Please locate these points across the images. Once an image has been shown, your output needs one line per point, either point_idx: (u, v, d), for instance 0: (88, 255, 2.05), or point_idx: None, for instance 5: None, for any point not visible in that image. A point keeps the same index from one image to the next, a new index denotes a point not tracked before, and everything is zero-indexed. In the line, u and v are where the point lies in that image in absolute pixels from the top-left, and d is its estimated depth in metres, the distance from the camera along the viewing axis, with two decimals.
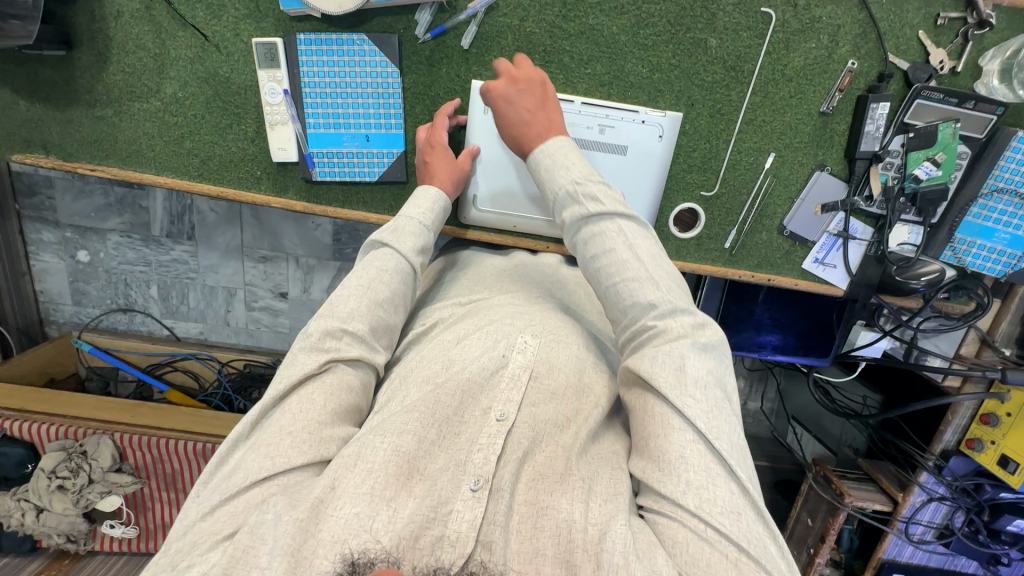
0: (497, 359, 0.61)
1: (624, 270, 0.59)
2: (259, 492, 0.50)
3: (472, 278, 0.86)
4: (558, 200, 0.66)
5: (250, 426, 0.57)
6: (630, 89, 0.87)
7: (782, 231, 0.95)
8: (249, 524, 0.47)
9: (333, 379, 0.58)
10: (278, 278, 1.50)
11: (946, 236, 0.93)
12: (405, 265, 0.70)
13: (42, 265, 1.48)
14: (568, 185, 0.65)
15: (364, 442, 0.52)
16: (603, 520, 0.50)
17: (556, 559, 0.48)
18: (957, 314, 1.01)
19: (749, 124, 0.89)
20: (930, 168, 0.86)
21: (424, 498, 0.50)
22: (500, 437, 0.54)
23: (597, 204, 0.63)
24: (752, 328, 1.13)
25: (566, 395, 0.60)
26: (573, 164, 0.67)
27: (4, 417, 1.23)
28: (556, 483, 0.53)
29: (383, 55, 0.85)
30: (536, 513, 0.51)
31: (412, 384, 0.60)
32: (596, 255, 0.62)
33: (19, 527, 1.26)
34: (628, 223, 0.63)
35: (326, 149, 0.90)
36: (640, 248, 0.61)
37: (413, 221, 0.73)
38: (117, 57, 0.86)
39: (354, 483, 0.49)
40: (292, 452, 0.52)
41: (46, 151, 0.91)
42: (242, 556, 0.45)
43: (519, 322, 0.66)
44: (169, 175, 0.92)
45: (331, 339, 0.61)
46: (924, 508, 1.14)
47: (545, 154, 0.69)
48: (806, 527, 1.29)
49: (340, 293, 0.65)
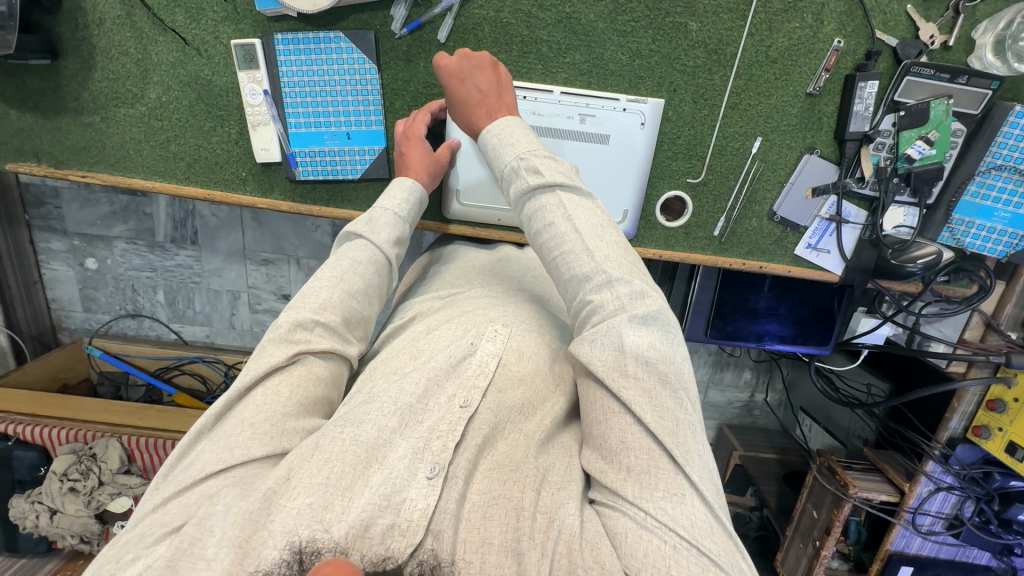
0: (465, 347, 0.62)
1: (561, 243, 0.58)
2: (214, 484, 0.51)
3: (455, 272, 0.85)
4: (503, 177, 0.65)
5: (213, 419, 0.57)
6: (610, 77, 0.86)
7: (773, 217, 0.93)
8: (198, 517, 0.48)
9: (301, 371, 0.59)
10: (280, 280, 1.51)
11: (943, 217, 0.91)
12: (379, 256, 0.70)
13: (53, 273, 1.51)
14: (512, 161, 0.64)
15: (323, 434, 0.53)
16: (552, 508, 0.51)
17: (502, 547, 0.48)
18: (958, 298, 0.97)
19: (734, 108, 0.88)
20: (923, 147, 0.83)
21: (378, 487, 0.50)
22: (461, 424, 0.55)
23: (537, 176, 0.61)
24: (747, 317, 1.10)
25: (533, 381, 0.62)
26: (517, 140, 0.65)
27: (14, 421, 1.25)
28: (511, 472, 0.53)
29: (360, 52, 0.86)
30: (487, 502, 0.51)
31: (379, 375, 0.61)
32: (536, 229, 0.61)
33: (34, 529, 1.28)
34: (568, 194, 0.61)
35: (307, 149, 0.90)
36: (579, 220, 0.59)
37: (388, 212, 0.74)
38: (102, 64, 0.88)
39: (310, 474, 0.50)
40: (252, 443, 0.53)
41: (38, 159, 0.93)
42: (187, 548, 0.46)
43: (492, 313, 0.68)
44: (157, 179, 0.93)
45: (302, 330, 0.61)
46: (931, 498, 1.11)
47: (492, 131, 0.67)
48: (812, 519, 1.26)
49: (312, 286, 0.65)
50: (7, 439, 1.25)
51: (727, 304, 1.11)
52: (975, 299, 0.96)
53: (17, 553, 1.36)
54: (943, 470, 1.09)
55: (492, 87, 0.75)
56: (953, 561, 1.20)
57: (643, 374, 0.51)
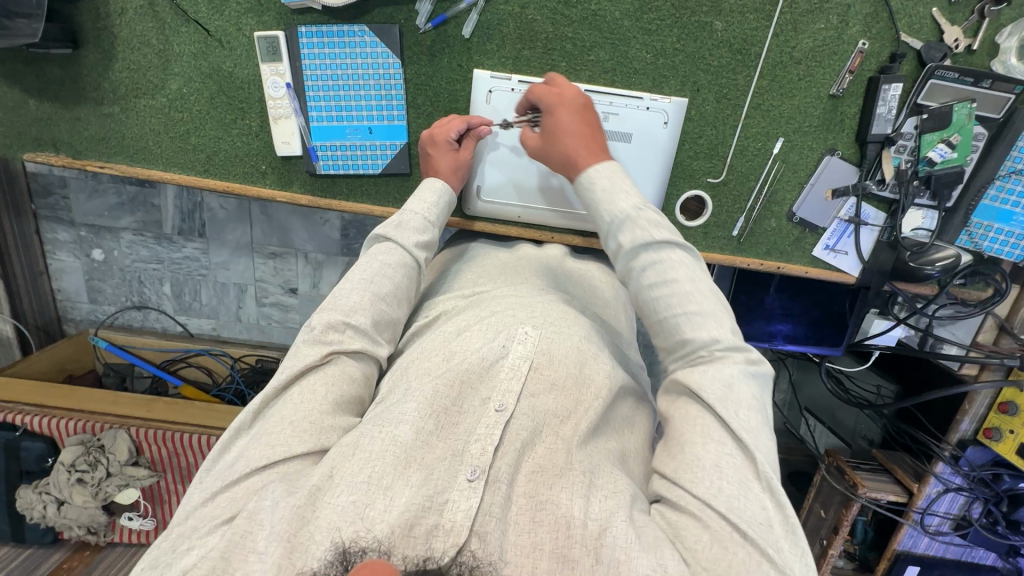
0: (497, 350, 0.62)
1: (688, 302, 0.61)
2: (260, 479, 0.52)
3: (476, 271, 0.85)
4: (615, 224, 0.68)
5: (252, 416, 0.58)
6: (633, 75, 0.86)
7: (792, 218, 0.93)
8: (248, 511, 0.50)
9: (335, 371, 0.60)
10: (288, 274, 1.51)
11: (961, 220, 0.90)
12: (407, 259, 0.70)
13: (60, 264, 1.51)
14: (629, 209, 0.67)
15: (362, 433, 0.54)
16: (604, 516, 0.52)
17: (553, 555, 0.50)
18: (974, 301, 0.97)
19: (756, 109, 0.88)
20: (944, 151, 0.83)
21: (421, 487, 0.52)
22: (498, 428, 0.56)
23: (659, 231, 0.66)
24: (763, 319, 1.12)
25: (566, 386, 0.62)
26: (628, 188, 0.69)
27: (22, 411, 1.26)
28: (557, 477, 0.55)
29: (384, 47, 0.85)
30: (534, 506, 0.53)
31: (413, 375, 0.62)
32: (654, 283, 0.64)
33: (42, 519, 1.29)
34: (684, 254, 0.65)
35: (328, 142, 0.89)
36: (703, 281, 0.63)
37: (417, 216, 0.74)
38: (122, 54, 0.87)
39: (352, 471, 0.51)
40: (293, 441, 0.54)
41: (56, 149, 0.93)
42: (240, 540, 0.48)
43: (523, 314, 0.67)
44: (176, 170, 0.93)
45: (334, 332, 0.62)
46: (940, 499, 1.12)
47: (602, 174, 0.70)
48: (819, 519, 1.28)
49: (341, 287, 0.66)
50: (15, 430, 1.26)
51: (742, 302, 1.13)
52: (990, 303, 0.96)
53: (24, 542, 1.36)
54: (952, 471, 1.10)
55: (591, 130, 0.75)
56: (960, 562, 1.21)
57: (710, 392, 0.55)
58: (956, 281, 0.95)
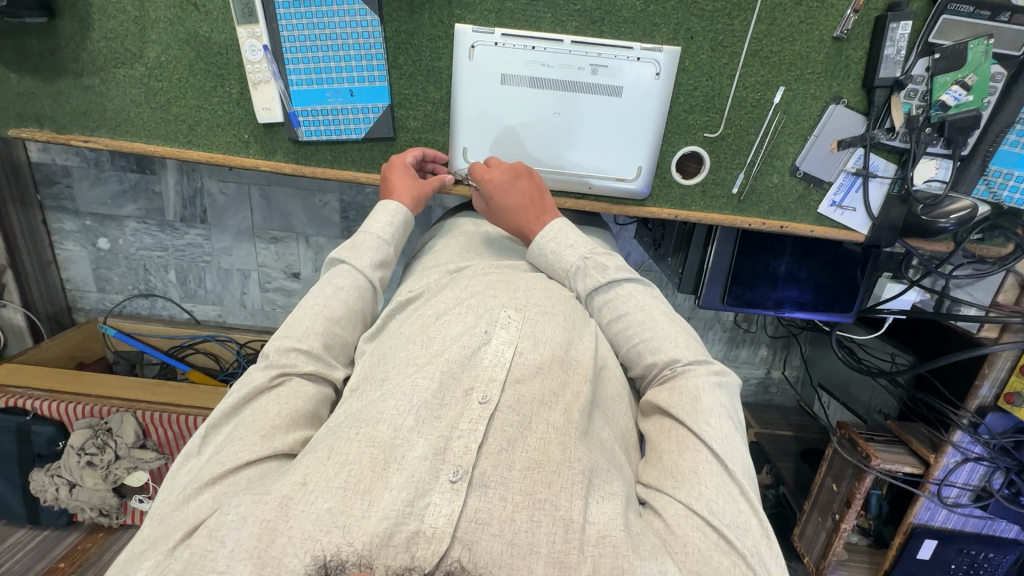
0: (479, 336, 0.60)
1: (642, 331, 0.66)
2: (214, 500, 0.51)
3: (461, 242, 0.85)
4: (570, 277, 0.72)
5: (200, 440, 0.58)
6: (623, 24, 0.82)
7: (795, 172, 0.89)
8: (207, 528, 0.47)
9: (288, 390, 0.61)
10: (290, 259, 1.51)
11: (978, 169, 0.85)
12: (361, 280, 0.73)
13: (67, 254, 1.53)
14: (577, 261, 0.72)
15: (339, 437, 0.53)
16: (601, 521, 0.50)
17: (548, 558, 0.47)
18: (992, 258, 0.92)
19: (755, 56, 0.83)
20: (959, 93, 0.77)
21: (401, 490, 0.49)
22: (482, 423, 0.54)
23: (607, 273, 0.70)
24: (767, 283, 1.07)
25: (552, 369, 0.59)
26: (575, 241, 0.73)
27: (34, 397, 1.28)
28: (553, 473, 0.51)
29: (362, 3, 0.82)
30: (532, 504, 0.50)
31: (390, 365, 0.61)
32: (611, 320, 0.69)
33: (54, 503, 1.29)
34: (634, 286, 0.70)
35: (310, 107, 0.87)
36: (655, 306, 0.68)
37: (371, 237, 0.76)
38: (99, 23, 0.86)
39: (326, 477, 0.50)
40: (244, 452, 0.54)
41: (40, 124, 0.91)
42: (198, 560, 0.45)
43: (506, 296, 0.66)
44: (159, 143, 0.91)
45: (287, 356, 0.64)
46: (959, 469, 1.06)
47: (548, 237, 0.74)
48: (831, 492, 1.24)
49: (296, 314, 0.68)
50: (24, 415, 1.27)
51: (745, 270, 1.07)
52: (1011, 259, 0.90)
53: (40, 525, 1.37)
54: (971, 440, 1.04)
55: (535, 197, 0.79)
56: (982, 536, 1.15)
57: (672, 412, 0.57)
58: (974, 236, 0.90)
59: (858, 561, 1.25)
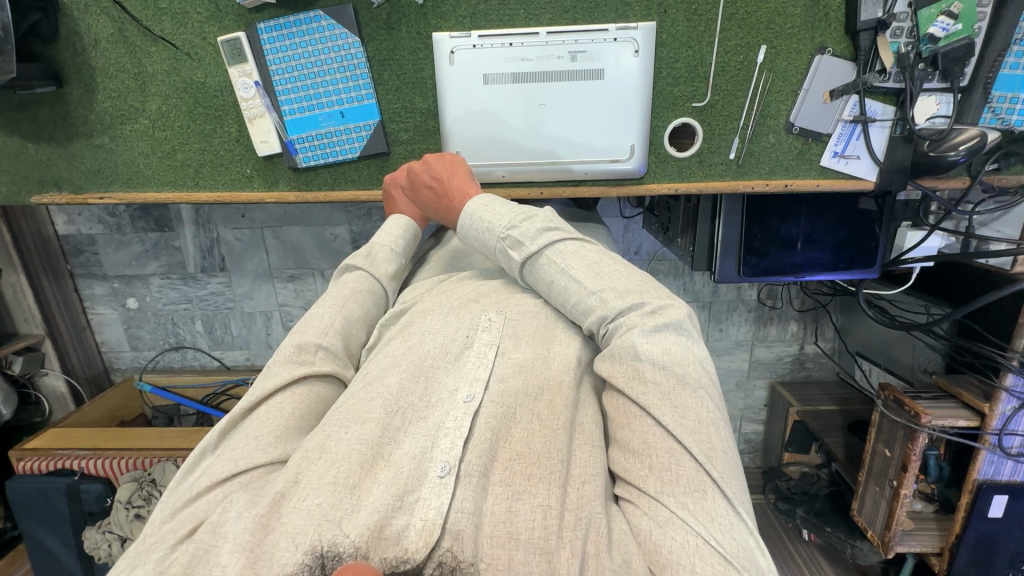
0: (462, 341, 0.66)
1: (568, 297, 0.65)
2: (221, 491, 0.54)
3: (449, 254, 0.91)
4: (499, 257, 0.71)
5: (218, 436, 0.60)
6: (596, 9, 0.83)
7: (791, 129, 0.87)
8: (211, 523, 0.50)
9: (303, 391, 0.64)
10: (308, 294, 1.54)
11: (981, 97, 0.83)
12: (378, 289, 0.78)
13: (99, 317, 1.59)
14: (499, 241, 0.69)
15: (328, 435, 0.56)
16: (577, 505, 0.51)
17: (530, 546, 0.48)
18: (1014, 187, 0.89)
19: (733, 19, 0.83)
20: (947, 23, 0.76)
21: (389, 488, 0.52)
22: (467, 418, 0.57)
23: (522, 248, 0.67)
24: (781, 249, 1.04)
25: (534, 366, 0.63)
26: (492, 221, 0.70)
27: (78, 456, 1.32)
28: (533, 467, 0.53)
29: (341, 28, 0.86)
30: (511, 495, 0.52)
31: (375, 364, 0.66)
32: (546, 288, 0.68)
33: (109, 560, 1.29)
34: (554, 248, 0.67)
35: (304, 134, 0.90)
36: (574, 268, 0.65)
37: (386, 247, 0.81)
38: (102, 84, 0.91)
39: (318, 475, 0.52)
40: (257, 453, 0.56)
41: (59, 187, 0.96)
42: (203, 554, 0.48)
43: (486, 302, 0.72)
44: (168, 189, 0.95)
45: (306, 353, 0.66)
46: (1017, 416, 1.00)
47: (467, 223, 0.72)
48: (885, 459, 1.18)
49: (317, 312, 0.71)
50: (73, 475, 1.31)
51: (756, 238, 1.05)
52: None
53: None
54: None
55: (443, 176, 0.79)
56: None
57: (662, 379, 0.56)
58: (990, 165, 0.87)
59: (925, 529, 1.17)
